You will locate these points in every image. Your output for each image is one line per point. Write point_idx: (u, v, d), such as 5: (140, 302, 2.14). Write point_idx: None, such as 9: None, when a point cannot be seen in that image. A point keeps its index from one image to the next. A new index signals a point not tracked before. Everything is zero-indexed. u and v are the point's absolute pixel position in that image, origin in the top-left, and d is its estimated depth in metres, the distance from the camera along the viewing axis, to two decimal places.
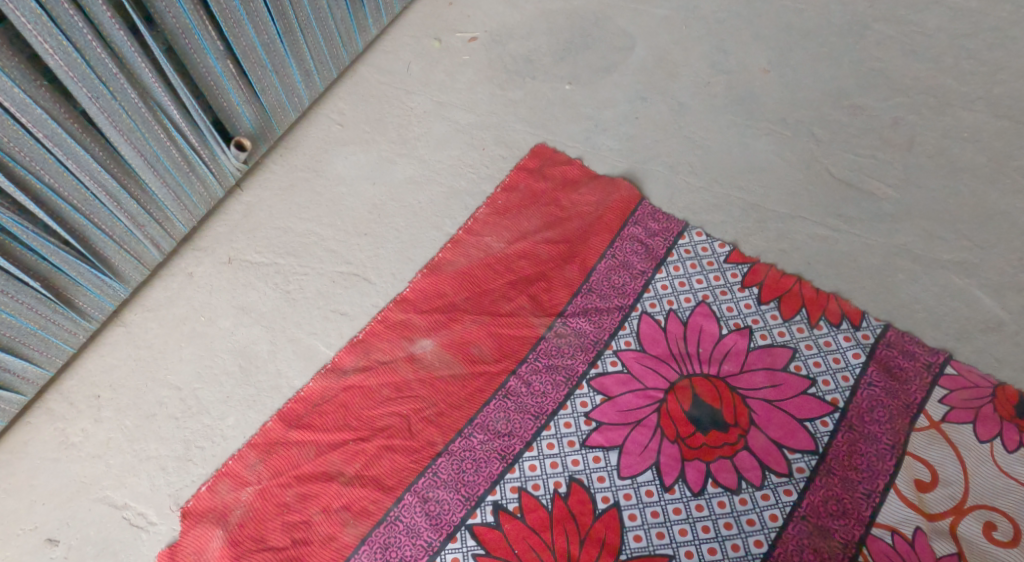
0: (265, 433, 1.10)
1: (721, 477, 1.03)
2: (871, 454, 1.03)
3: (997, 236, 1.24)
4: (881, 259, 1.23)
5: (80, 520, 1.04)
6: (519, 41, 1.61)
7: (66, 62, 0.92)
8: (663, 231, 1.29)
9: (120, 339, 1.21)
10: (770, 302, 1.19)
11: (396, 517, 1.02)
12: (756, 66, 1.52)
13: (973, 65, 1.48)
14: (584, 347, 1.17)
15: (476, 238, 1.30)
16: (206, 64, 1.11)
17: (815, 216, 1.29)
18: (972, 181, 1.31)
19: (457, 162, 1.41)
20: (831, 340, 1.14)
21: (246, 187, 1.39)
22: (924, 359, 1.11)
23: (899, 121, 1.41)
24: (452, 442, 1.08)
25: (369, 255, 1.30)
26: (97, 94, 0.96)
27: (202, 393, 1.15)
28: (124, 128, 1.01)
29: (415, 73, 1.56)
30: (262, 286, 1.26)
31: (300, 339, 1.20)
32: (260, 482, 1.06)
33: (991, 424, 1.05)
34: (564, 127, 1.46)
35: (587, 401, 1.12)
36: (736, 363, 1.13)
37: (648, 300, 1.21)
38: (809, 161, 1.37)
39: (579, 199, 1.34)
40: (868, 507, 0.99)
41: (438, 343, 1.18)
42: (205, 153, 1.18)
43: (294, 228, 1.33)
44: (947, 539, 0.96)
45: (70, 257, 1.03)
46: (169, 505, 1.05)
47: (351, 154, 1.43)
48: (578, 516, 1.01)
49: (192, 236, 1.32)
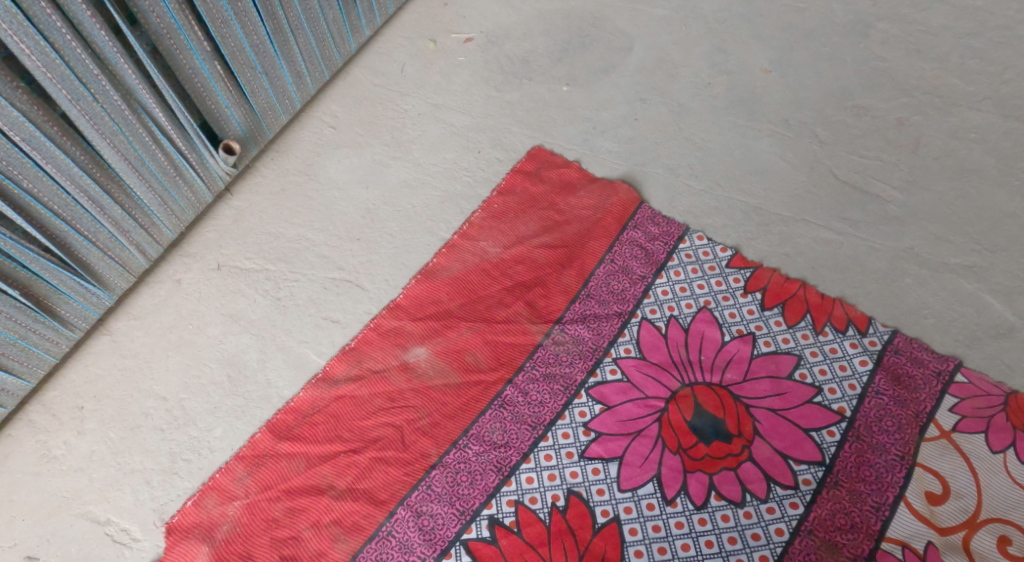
0: (254, 445, 1.07)
1: (724, 489, 1.00)
2: (880, 465, 1.00)
3: (1007, 239, 1.21)
4: (887, 263, 1.20)
5: (60, 537, 1.01)
6: (515, 41, 1.58)
7: (44, 63, 0.89)
8: (663, 234, 1.25)
9: (105, 348, 1.18)
10: (774, 308, 1.16)
11: (389, 532, 0.99)
12: (757, 67, 1.49)
13: (979, 64, 1.45)
14: (582, 354, 1.13)
15: (472, 243, 1.27)
16: (192, 65, 1.08)
17: (819, 219, 1.26)
18: (980, 183, 1.28)
19: (453, 165, 1.38)
20: (837, 347, 1.11)
21: (236, 191, 1.36)
22: (934, 366, 1.08)
23: (904, 122, 1.37)
24: (447, 453, 1.05)
25: (362, 261, 1.26)
26: (78, 96, 0.93)
27: (189, 404, 1.12)
28: (106, 131, 0.98)
29: (409, 74, 1.53)
30: (252, 293, 1.23)
31: (290, 348, 1.17)
32: (248, 496, 1.03)
33: (1004, 434, 1.01)
34: (562, 128, 1.43)
35: (586, 411, 1.08)
36: (739, 370, 1.10)
37: (648, 306, 1.18)
38: (812, 162, 1.33)
39: (577, 202, 1.31)
40: (877, 520, 0.96)
41: (433, 351, 1.15)
42: (192, 157, 1.15)
43: (286, 233, 1.30)
44: (960, 554, 0.93)
45: (50, 265, 0.99)
46: (153, 521, 1.02)
47: (344, 157, 1.40)
48: (576, 531, 0.98)
49: (181, 242, 1.29)
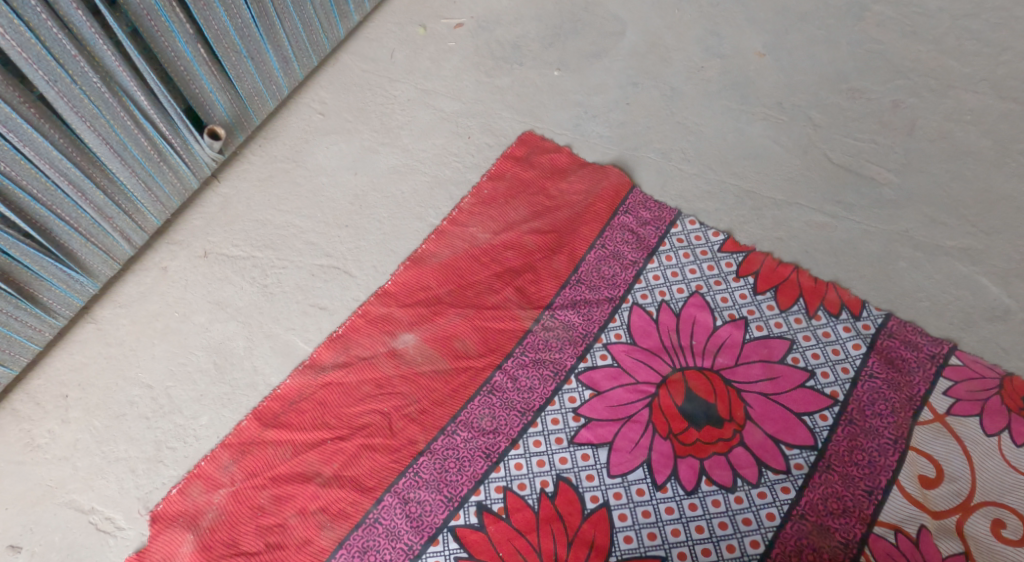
0: (240, 432, 1.06)
1: (715, 474, 0.99)
2: (873, 449, 0.99)
3: (1004, 221, 1.19)
4: (882, 246, 1.18)
5: (44, 526, 1.00)
6: (506, 27, 1.56)
7: (18, 42, 0.87)
8: (654, 219, 1.24)
9: (90, 336, 1.16)
10: (766, 293, 1.14)
11: (376, 519, 0.98)
12: (751, 50, 1.47)
13: (975, 45, 1.43)
14: (572, 340, 1.12)
15: (462, 228, 1.25)
16: (174, 48, 1.07)
17: (813, 202, 1.24)
18: (977, 165, 1.26)
19: (442, 150, 1.37)
20: (830, 330, 1.10)
21: (222, 178, 1.34)
22: (928, 349, 1.06)
23: (900, 104, 1.36)
24: (434, 440, 1.04)
25: (350, 247, 1.25)
26: (55, 77, 0.92)
27: (175, 391, 1.11)
28: (86, 114, 0.97)
29: (399, 61, 1.51)
30: (239, 280, 1.22)
31: (277, 335, 1.16)
32: (233, 484, 1.01)
33: (998, 416, 1.00)
34: (553, 114, 1.41)
35: (575, 396, 1.07)
36: (731, 355, 1.09)
37: (639, 291, 1.16)
38: (806, 145, 1.32)
39: (568, 187, 1.29)
40: (870, 504, 0.95)
41: (421, 338, 1.13)
42: (176, 142, 1.14)
43: (273, 220, 1.29)
44: (953, 538, 0.92)
45: (30, 251, 0.98)
46: (138, 509, 1.01)
47: (332, 143, 1.39)
48: (566, 516, 0.97)
49: (167, 229, 1.28)
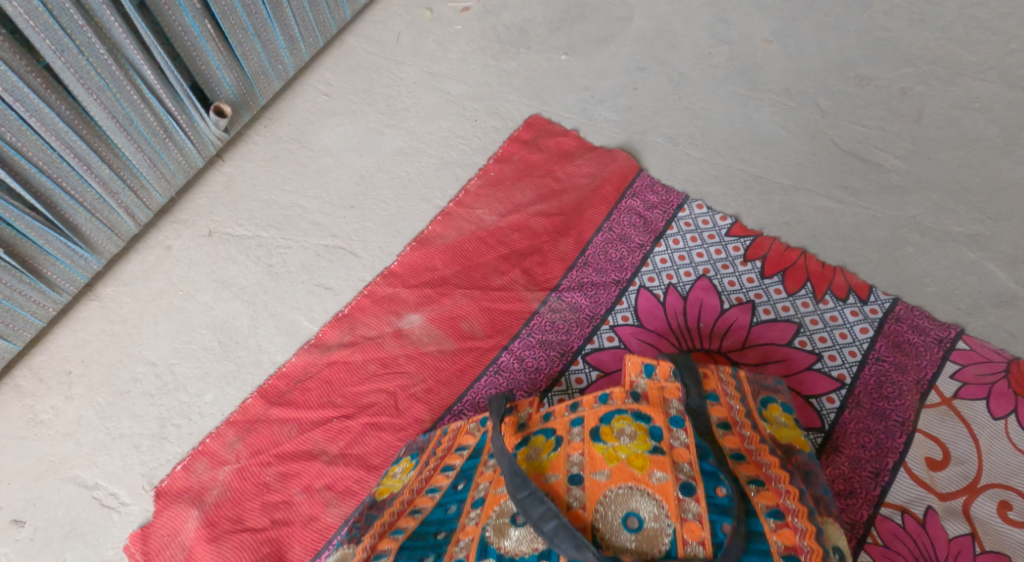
0: (245, 410, 1.05)
1: None
2: (880, 431, 0.99)
3: (1010, 208, 1.19)
4: (889, 232, 1.18)
5: (47, 501, 0.99)
6: (512, 11, 1.55)
7: (26, 9, 0.86)
8: (662, 203, 1.24)
9: (94, 314, 1.16)
10: (774, 277, 1.14)
11: None
12: (758, 37, 1.47)
13: (983, 34, 1.43)
14: (579, 322, 1.12)
15: (468, 210, 1.25)
16: (182, 22, 1.05)
17: (820, 187, 1.24)
18: (984, 152, 1.26)
19: (448, 133, 1.36)
20: (837, 315, 1.09)
21: (227, 157, 1.33)
22: (935, 334, 1.06)
23: (908, 92, 1.35)
24: (440, 419, 1.03)
25: (355, 228, 1.24)
26: (62, 47, 0.91)
27: (179, 369, 1.10)
28: (93, 86, 0.96)
29: (405, 43, 1.50)
30: (243, 260, 1.21)
31: (282, 314, 1.15)
32: (238, 461, 1.01)
33: (1005, 400, 1.00)
34: (559, 98, 1.40)
35: (582, 377, 1.06)
36: (738, 338, 1.09)
37: (646, 274, 1.16)
38: (814, 132, 1.32)
39: (574, 170, 1.29)
40: (877, 486, 0.95)
41: (427, 318, 1.13)
42: (182, 118, 1.13)
43: (278, 200, 1.28)
44: (960, 519, 0.91)
45: (35, 224, 0.97)
46: (142, 485, 1.00)
47: (338, 125, 1.38)
48: None
49: (171, 208, 1.27)
